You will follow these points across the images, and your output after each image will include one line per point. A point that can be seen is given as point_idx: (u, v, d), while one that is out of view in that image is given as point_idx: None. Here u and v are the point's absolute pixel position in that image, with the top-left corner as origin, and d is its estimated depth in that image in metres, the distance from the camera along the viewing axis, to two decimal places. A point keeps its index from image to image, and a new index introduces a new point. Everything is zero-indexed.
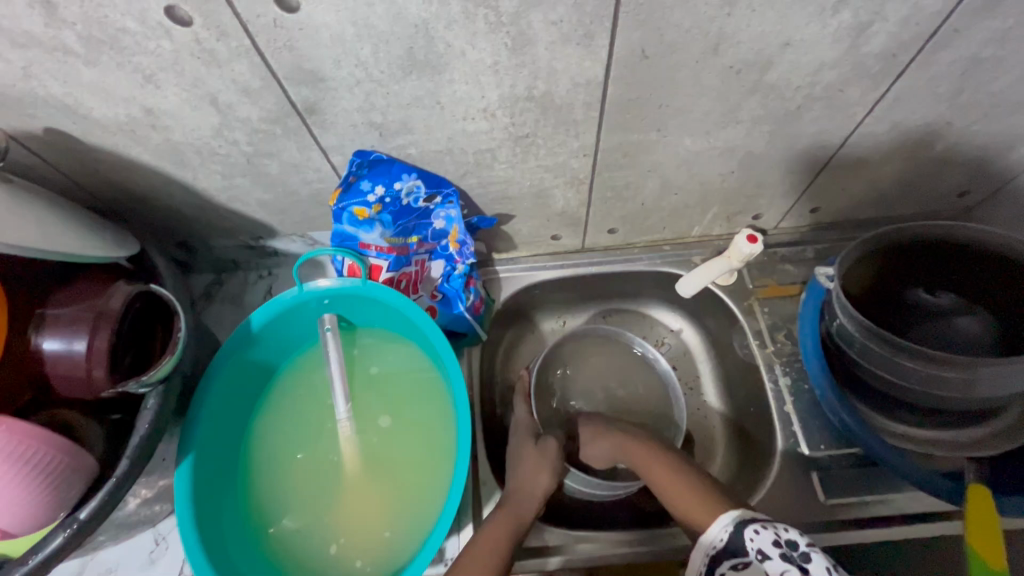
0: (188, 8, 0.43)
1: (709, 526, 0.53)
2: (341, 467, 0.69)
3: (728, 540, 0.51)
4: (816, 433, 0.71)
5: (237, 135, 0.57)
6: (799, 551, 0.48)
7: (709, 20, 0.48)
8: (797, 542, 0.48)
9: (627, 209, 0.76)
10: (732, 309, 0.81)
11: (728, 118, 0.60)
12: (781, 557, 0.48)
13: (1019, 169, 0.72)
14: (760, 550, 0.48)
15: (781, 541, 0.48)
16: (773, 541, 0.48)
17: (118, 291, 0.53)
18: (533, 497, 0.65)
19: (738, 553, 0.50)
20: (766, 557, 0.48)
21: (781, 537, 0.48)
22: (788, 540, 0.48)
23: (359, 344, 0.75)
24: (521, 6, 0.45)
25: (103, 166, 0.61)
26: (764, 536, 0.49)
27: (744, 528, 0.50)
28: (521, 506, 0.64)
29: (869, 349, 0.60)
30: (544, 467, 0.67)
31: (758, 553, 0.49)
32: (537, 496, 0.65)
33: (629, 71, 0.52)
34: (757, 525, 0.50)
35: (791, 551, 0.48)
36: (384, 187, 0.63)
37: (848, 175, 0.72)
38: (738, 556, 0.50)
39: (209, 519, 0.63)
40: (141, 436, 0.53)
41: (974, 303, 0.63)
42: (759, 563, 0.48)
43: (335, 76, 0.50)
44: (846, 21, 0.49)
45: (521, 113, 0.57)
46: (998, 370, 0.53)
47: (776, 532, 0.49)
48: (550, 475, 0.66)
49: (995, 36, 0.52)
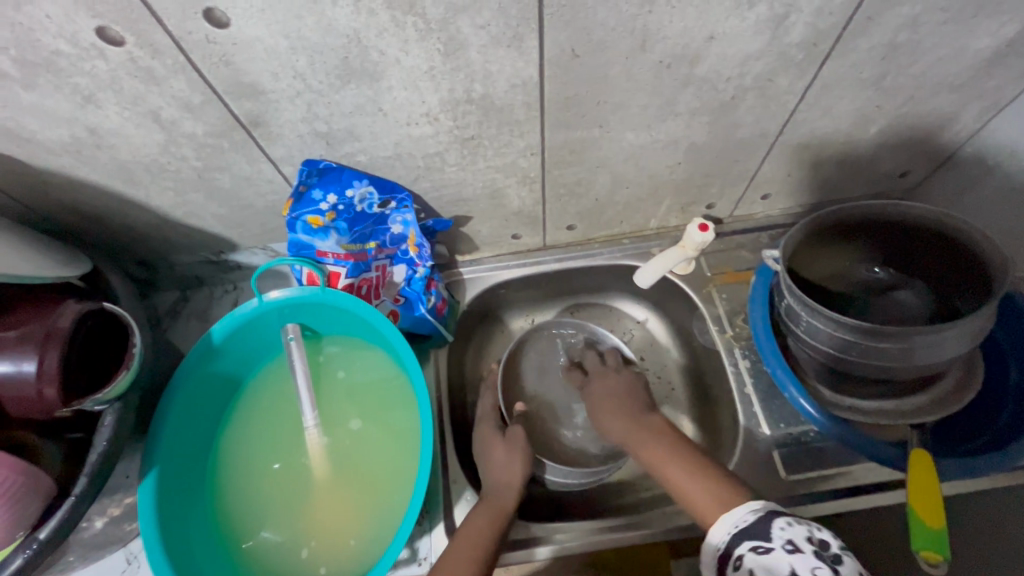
0: (119, 28, 0.44)
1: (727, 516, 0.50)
2: (310, 473, 0.70)
3: (751, 523, 0.48)
4: (776, 412, 0.73)
5: (185, 150, 0.58)
6: (830, 551, 0.44)
7: (632, 19, 0.50)
8: (829, 542, 0.45)
9: (582, 205, 0.77)
10: (691, 297, 0.83)
11: (666, 111, 0.62)
12: (813, 553, 0.44)
13: (953, 147, 0.75)
14: (789, 540, 0.45)
15: (814, 537, 0.45)
16: (805, 535, 0.45)
17: (67, 309, 0.54)
18: (511, 488, 0.66)
19: (760, 537, 0.47)
20: (797, 548, 0.44)
21: (815, 535, 0.45)
22: (821, 539, 0.45)
23: (325, 351, 0.76)
24: (448, 12, 0.46)
25: (53, 189, 0.61)
26: (796, 530, 0.45)
27: (774, 519, 0.47)
28: (498, 498, 0.65)
29: (814, 327, 0.61)
30: (515, 455, 0.69)
31: (786, 543, 0.45)
32: (516, 485, 0.66)
33: (562, 70, 0.54)
34: (788, 518, 0.47)
35: (825, 550, 0.44)
36: (336, 194, 0.65)
37: (791, 160, 0.75)
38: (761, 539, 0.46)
39: (175, 529, 0.64)
40: (98, 454, 0.53)
41: (912, 277, 0.67)
42: (787, 553, 0.44)
43: (275, 89, 0.51)
44: (763, 14, 0.52)
45: (463, 116, 0.58)
46: (932, 338, 0.55)
47: (810, 530, 0.46)
48: (522, 463, 0.68)
49: (907, 22, 0.55)
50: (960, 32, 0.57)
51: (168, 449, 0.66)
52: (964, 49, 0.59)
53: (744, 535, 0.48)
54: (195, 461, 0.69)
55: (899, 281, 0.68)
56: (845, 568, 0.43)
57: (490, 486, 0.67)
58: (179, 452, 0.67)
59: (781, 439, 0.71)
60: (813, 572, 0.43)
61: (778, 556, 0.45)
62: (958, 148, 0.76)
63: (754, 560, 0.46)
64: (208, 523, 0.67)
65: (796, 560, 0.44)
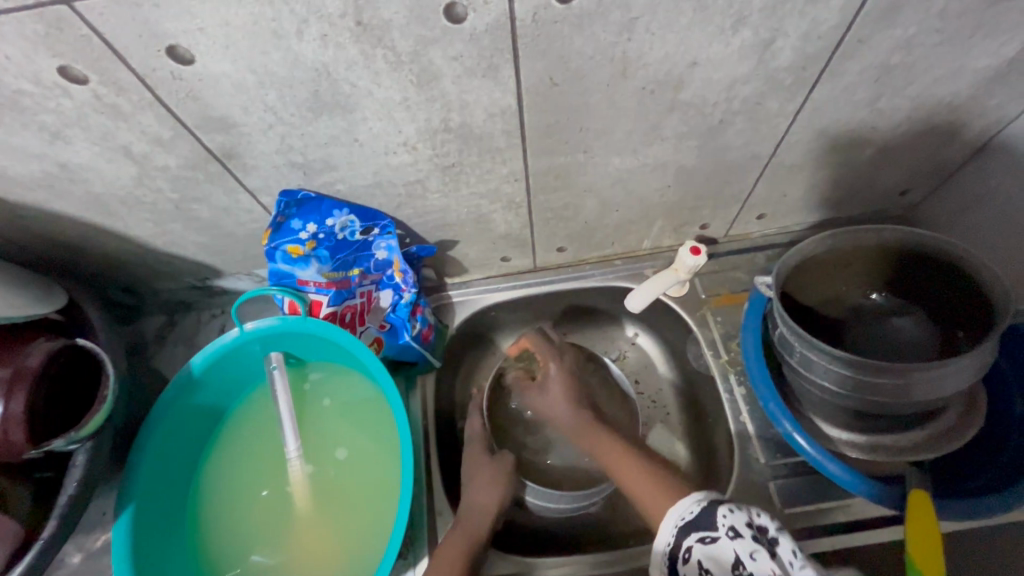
0: (81, 67, 0.43)
1: (658, 533, 0.52)
2: (292, 504, 0.68)
3: (699, 514, 0.50)
4: (772, 442, 0.71)
5: (160, 183, 0.57)
6: (767, 534, 0.47)
7: (611, 46, 0.48)
8: (766, 527, 0.48)
9: (571, 228, 0.75)
10: (686, 320, 0.81)
11: (652, 136, 0.60)
12: (753, 538, 0.47)
13: (954, 166, 0.73)
14: (732, 526, 0.47)
15: (752, 522, 0.48)
16: (745, 521, 0.48)
17: (37, 349, 0.54)
18: (487, 513, 0.66)
19: (706, 526, 0.49)
20: (739, 534, 0.47)
21: (753, 520, 0.48)
22: (759, 524, 0.48)
23: (310, 378, 0.75)
24: (419, 44, 0.45)
25: (29, 221, 0.60)
26: (737, 516, 0.48)
27: (716, 508, 0.49)
28: (475, 522, 0.65)
29: (809, 359, 0.59)
30: (499, 477, 0.69)
31: (729, 530, 0.47)
32: (492, 511, 0.66)
33: (541, 98, 0.53)
34: (728, 505, 0.49)
35: (762, 534, 0.47)
36: (315, 223, 0.63)
37: (784, 182, 0.73)
38: (708, 529, 0.48)
39: (153, 565, 0.63)
40: (68, 496, 0.53)
41: (910, 303, 0.65)
42: (730, 540, 0.47)
43: (246, 122, 0.50)
44: (748, 39, 0.50)
45: (442, 145, 0.57)
46: (933, 374, 0.52)
47: (748, 515, 0.48)
48: (504, 485, 0.68)
49: (900, 44, 0.53)
50: (956, 54, 0.55)
51: (147, 481, 0.65)
52: (961, 69, 0.57)
53: (690, 526, 0.49)
54: (175, 493, 0.68)
55: (894, 307, 0.66)
56: (779, 549, 0.47)
57: (467, 506, 0.66)
58: (160, 483, 0.67)
59: (777, 470, 0.69)
60: (752, 555, 0.46)
61: (723, 543, 0.47)
62: (961, 166, 0.73)
63: (703, 550, 0.48)
64: (187, 555, 0.66)
65: (739, 545, 0.46)
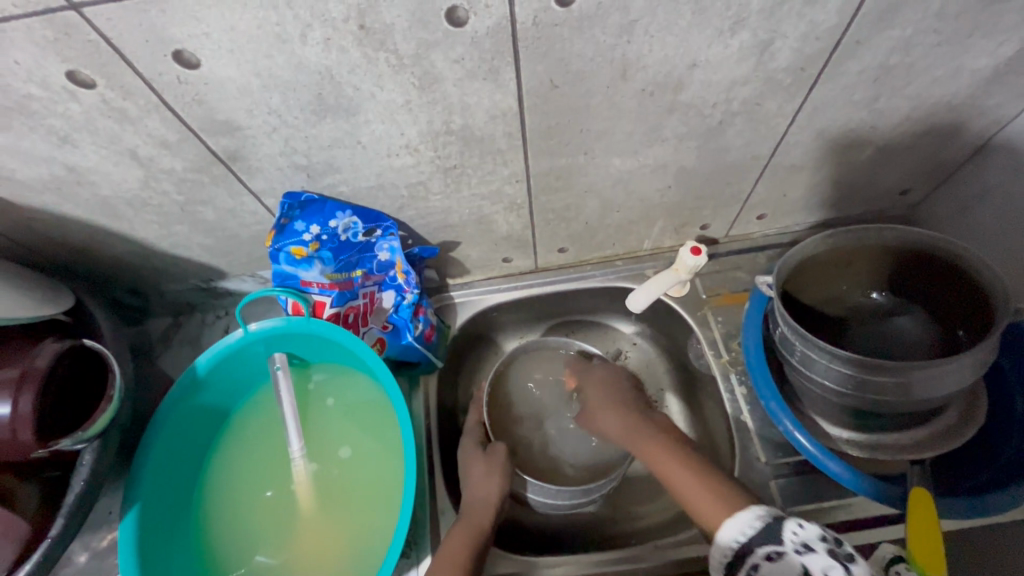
0: (90, 72, 0.44)
1: (724, 526, 0.50)
2: (296, 504, 0.69)
3: (762, 528, 0.48)
4: (773, 441, 0.71)
5: (165, 185, 0.58)
6: (842, 550, 0.45)
7: (611, 49, 0.49)
8: (839, 542, 0.46)
9: (572, 228, 0.76)
10: (687, 320, 0.81)
11: (652, 137, 0.61)
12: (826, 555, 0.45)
13: (955, 166, 0.73)
14: (802, 542, 0.46)
15: (825, 537, 0.46)
16: (817, 536, 0.46)
17: (45, 349, 0.55)
18: (489, 503, 0.66)
19: (773, 541, 0.47)
20: (811, 549, 0.45)
21: (825, 534, 0.46)
22: (832, 539, 0.46)
23: (314, 378, 0.76)
24: (420, 47, 0.46)
25: (36, 223, 0.61)
26: (808, 531, 0.46)
27: (785, 522, 0.48)
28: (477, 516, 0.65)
29: (810, 358, 0.59)
30: (495, 469, 0.69)
31: (798, 546, 0.46)
32: (493, 502, 0.66)
33: (542, 100, 0.53)
34: (798, 519, 0.48)
35: (837, 549, 0.45)
36: (319, 225, 0.63)
37: (784, 182, 0.73)
38: (775, 543, 0.47)
39: (158, 565, 0.63)
40: (76, 493, 0.53)
41: (911, 301, 0.66)
42: (799, 555, 0.45)
43: (251, 125, 0.51)
44: (746, 41, 0.50)
45: (444, 146, 0.57)
46: (932, 372, 0.52)
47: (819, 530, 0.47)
48: (500, 477, 0.68)
49: (898, 45, 0.53)
50: (955, 54, 0.55)
51: (152, 481, 0.66)
52: (960, 69, 0.57)
53: (755, 540, 0.48)
54: (178, 493, 0.69)
55: (895, 306, 0.66)
56: (855, 566, 0.44)
57: (470, 502, 0.66)
58: (165, 484, 0.67)
59: (779, 468, 0.69)
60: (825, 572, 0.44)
61: (791, 558, 0.46)
62: (960, 166, 0.73)
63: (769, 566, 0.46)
64: (191, 554, 0.66)
65: (809, 561, 0.45)
